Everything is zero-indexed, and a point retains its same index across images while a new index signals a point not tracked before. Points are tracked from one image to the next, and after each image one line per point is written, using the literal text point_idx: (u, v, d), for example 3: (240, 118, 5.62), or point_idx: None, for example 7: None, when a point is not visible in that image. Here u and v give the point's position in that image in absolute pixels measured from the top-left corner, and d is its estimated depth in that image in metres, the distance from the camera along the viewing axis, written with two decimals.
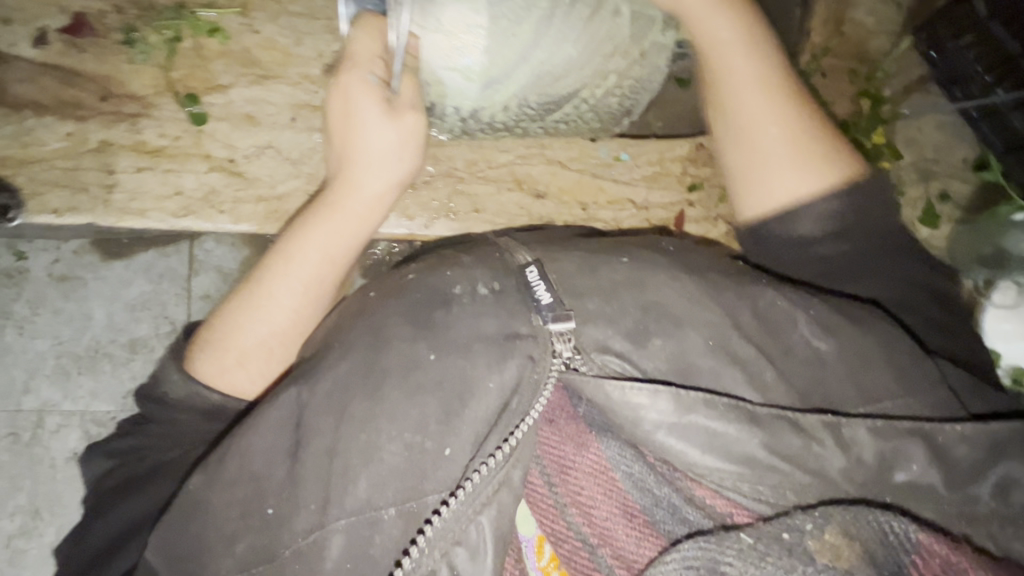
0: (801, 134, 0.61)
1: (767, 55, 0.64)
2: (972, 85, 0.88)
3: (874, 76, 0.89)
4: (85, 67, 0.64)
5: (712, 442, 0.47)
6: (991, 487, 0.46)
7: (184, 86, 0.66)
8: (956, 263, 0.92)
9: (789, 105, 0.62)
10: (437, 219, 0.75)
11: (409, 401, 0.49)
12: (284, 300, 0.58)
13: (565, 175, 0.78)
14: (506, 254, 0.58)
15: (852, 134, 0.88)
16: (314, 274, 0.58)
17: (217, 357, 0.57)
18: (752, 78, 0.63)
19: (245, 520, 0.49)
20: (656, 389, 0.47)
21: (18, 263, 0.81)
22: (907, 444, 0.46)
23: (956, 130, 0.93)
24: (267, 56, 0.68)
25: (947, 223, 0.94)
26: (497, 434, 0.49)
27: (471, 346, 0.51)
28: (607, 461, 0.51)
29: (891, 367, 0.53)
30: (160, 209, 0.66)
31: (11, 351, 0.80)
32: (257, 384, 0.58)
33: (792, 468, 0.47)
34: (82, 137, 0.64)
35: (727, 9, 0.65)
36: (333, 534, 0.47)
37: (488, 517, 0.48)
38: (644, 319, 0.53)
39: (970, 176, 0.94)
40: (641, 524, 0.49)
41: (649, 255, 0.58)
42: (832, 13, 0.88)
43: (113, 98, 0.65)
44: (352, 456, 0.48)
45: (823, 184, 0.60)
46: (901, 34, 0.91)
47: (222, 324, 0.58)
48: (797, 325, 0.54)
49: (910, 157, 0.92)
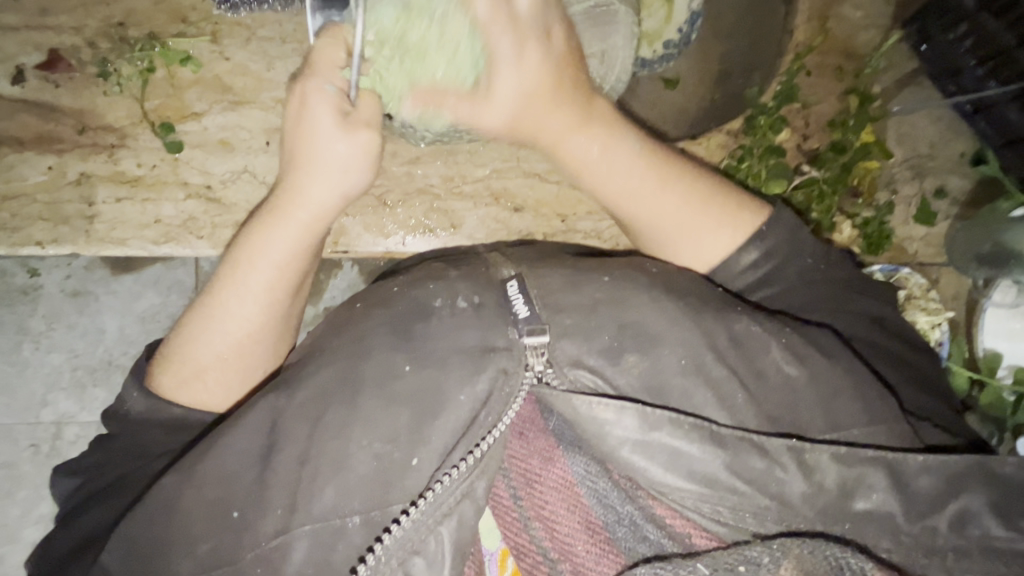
0: (694, 198, 0.61)
1: (613, 129, 0.61)
2: (963, 77, 0.86)
3: (863, 73, 0.87)
4: (62, 102, 0.66)
5: (676, 460, 0.47)
6: (948, 518, 0.46)
7: (158, 116, 0.67)
8: (952, 261, 0.90)
9: (676, 185, 0.62)
10: (415, 234, 0.76)
11: (381, 412, 0.49)
12: (235, 306, 0.56)
13: (542, 187, 0.78)
14: (491, 268, 0.57)
15: (838, 132, 0.86)
16: (263, 286, 0.56)
17: (177, 370, 0.57)
18: (620, 167, 0.61)
19: (211, 522, 0.48)
20: (623, 406, 0.47)
21: (31, 280, 0.76)
22: (869, 473, 0.46)
23: (954, 125, 0.90)
24: (240, 82, 0.69)
25: (945, 220, 0.91)
26: (464, 445, 0.48)
27: (448, 360, 0.50)
28: (573, 477, 0.50)
29: (854, 392, 0.53)
30: (140, 237, 0.68)
31: (30, 365, 0.76)
32: (216, 395, 0.58)
33: (753, 490, 0.47)
34: (61, 170, 0.66)
35: (586, 102, 0.60)
36: (297, 540, 0.47)
37: (449, 527, 0.47)
38: (619, 337, 0.52)
39: (967, 171, 0.90)
40: (600, 540, 0.49)
41: (632, 274, 0.56)
42: (817, 11, 0.86)
43: (91, 131, 0.66)
44: (320, 463, 0.48)
45: (732, 242, 0.61)
46: (889, 29, 0.88)
47: (181, 335, 0.58)
48: (769, 350, 0.53)
49: (901, 153, 0.90)
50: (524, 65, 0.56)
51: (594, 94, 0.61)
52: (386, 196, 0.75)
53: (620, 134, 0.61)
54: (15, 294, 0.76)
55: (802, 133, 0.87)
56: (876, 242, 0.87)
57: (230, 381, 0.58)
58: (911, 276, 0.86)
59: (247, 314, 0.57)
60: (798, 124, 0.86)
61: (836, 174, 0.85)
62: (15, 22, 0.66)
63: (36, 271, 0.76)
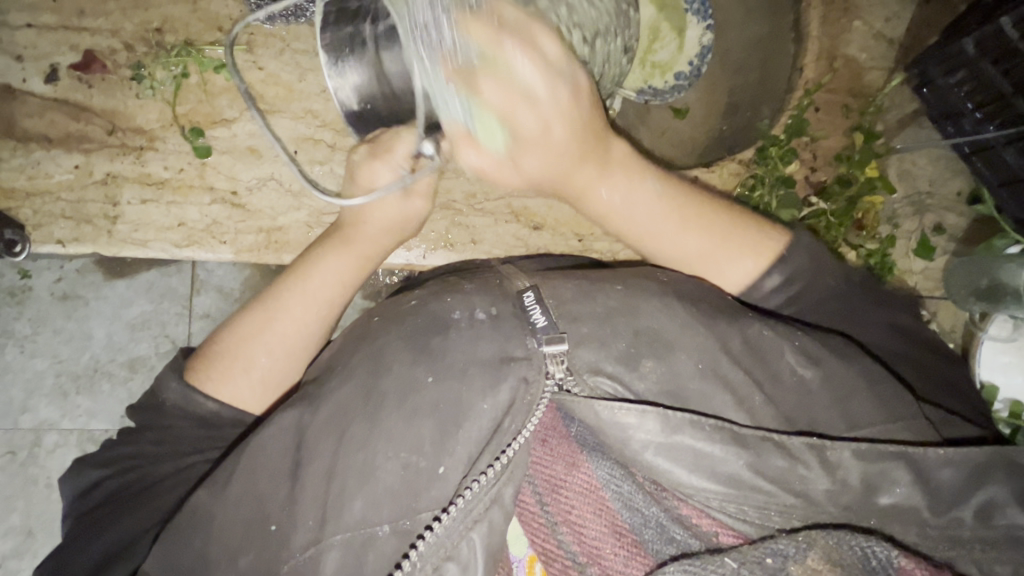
0: (713, 246, 0.61)
1: (633, 173, 0.60)
2: (963, 120, 0.90)
3: (867, 111, 0.90)
4: (95, 103, 0.66)
5: (700, 463, 0.48)
6: (972, 510, 0.47)
7: (189, 120, 0.68)
8: (952, 297, 0.94)
9: (695, 235, 0.61)
10: (436, 249, 0.76)
11: (405, 421, 0.49)
12: (282, 307, 0.58)
13: (561, 207, 0.80)
14: (505, 279, 0.57)
15: (844, 166, 0.89)
16: (308, 309, 0.59)
17: (220, 365, 0.57)
18: (648, 231, 0.61)
19: (249, 536, 0.49)
20: (644, 409, 0.48)
21: (21, 282, 0.74)
22: (891, 468, 0.47)
23: (951, 165, 0.95)
24: (271, 92, 0.70)
25: (943, 255, 0.95)
26: (489, 453, 0.49)
27: (468, 369, 0.51)
28: (598, 481, 0.51)
29: (869, 391, 0.54)
30: (162, 239, 0.67)
31: (10, 370, 0.75)
32: (257, 395, 0.58)
33: (776, 488, 0.48)
34: (88, 169, 0.66)
35: (602, 172, 0.58)
36: (329, 549, 0.47)
37: (480, 533, 0.48)
38: (636, 343, 0.53)
39: (964, 210, 0.95)
40: (629, 543, 0.49)
41: (642, 281, 0.57)
42: (826, 50, 0.90)
43: (120, 132, 0.67)
44: (348, 475, 0.48)
45: (756, 273, 0.61)
46: (893, 71, 0.92)
47: (232, 334, 0.58)
48: (783, 353, 0.55)
49: (903, 190, 0.94)
50: (542, 116, 0.52)
51: (607, 133, 0.57)
52: None
53: (637, 187, 0.60)
54: (3, 295, 0.74)
55: (810, 165, 0.89)
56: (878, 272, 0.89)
57: (268, 382, 0.58)
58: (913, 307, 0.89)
59: (291, 313, 0.58)
60: (806, 157, 0.89)
61: (842, 207, 0.88)
62: (52, 22, 0.66)
63: (28, 272, 0.75)
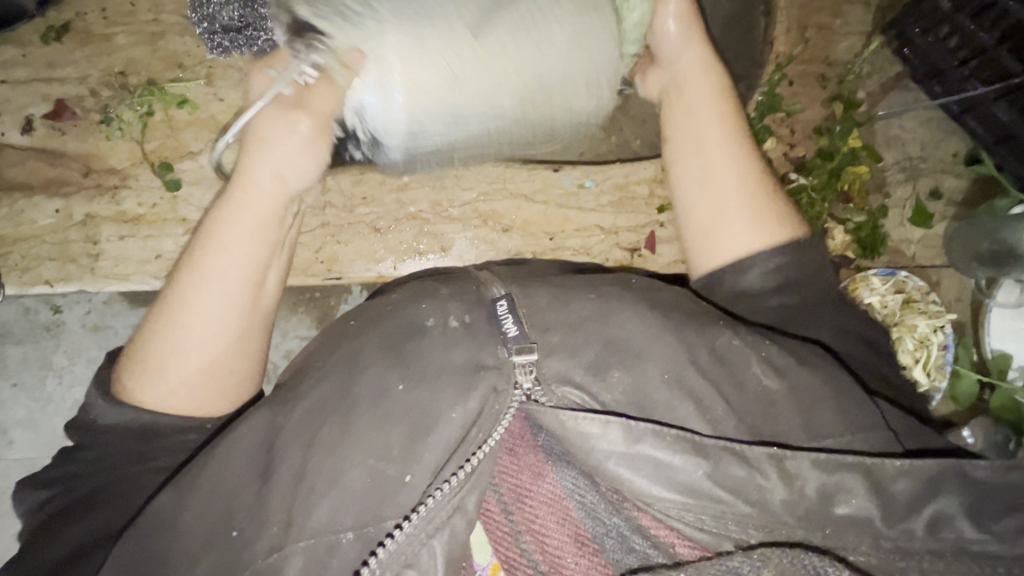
0: (757, 197, 0.63)
1: (734, 112, 0.67)
2: (948, 78, 0.86)
3: (846, 80, 0.87)
4: (69, 148, 0.70)
5: (659, 471, 0.47)
6: (924, 521, 0.46)
7: (158, 156, 0.71)
8: (953, 265, 0.89)
9: (748, 173, 0.65)
10: (405, 260, 0.77)
11: (376, 429, 0.50)
12: (187, 303, 0.55)
13: (529, 207, 0.80)
14: (480, 285, 0.56)
15: (825, 139, 0.86)
16: (217, 292, 0.54)
17: (140, 369, 0.55)
18: (720, 146, 0.65)
19: (212, 540, 0.48)
20: (608, 420, 0.47)
21: (55, 316, 0.80)
22: (848, 480, 0.46)
23: (942, 127, 0.90)
24: (234, 122, 0.72)
25: (942, 221, 0.90)
26: (456, 460, 0.49)
27: (440, 376, 0.51)
28: (562, 491, 0.50)
29: (834, 402, 0.52)
30: (143, 272, 0.70)
31: (52, 401, 0.79)
32: (192, 401, 0.56)
33: (734, 498, 0.47)
34: (68, 213, 0.70)
35: (719, 86, 0.68)
36: (291, 556, 0.47)
37: (440, 541, 0.48)
38: (605, 353, 0.52)
39: (962, 171, 0.90)
40: (589, 553, 0.48)
41: (613, 288, 0.56)
42: (797, 20, 0.86)
43: (94, 174, 0.70)
44: (315, 480, 0.48)
45: (764, 245, 0.62)
46: (871, 35, 0.88)
47: (146, 336, 0.56)
48: (750, 365, 0.53)
49: (892, 156, 0.89)
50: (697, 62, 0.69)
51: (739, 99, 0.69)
52: (378, 223, 0.77)
53: (729, 108, 0.67)
54: (40, 331, 0.80)
55: (788, 140, 0.86)
56: (870, 246, 0.86)
57: (194, 389, 0.56)
58: (909, 279, 0.84)
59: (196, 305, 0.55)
60: (783, 133, 0.86)
61: (824, 181, 0.85)
62: (24, 76, 0.70)
63: (59, 308, 0.80)
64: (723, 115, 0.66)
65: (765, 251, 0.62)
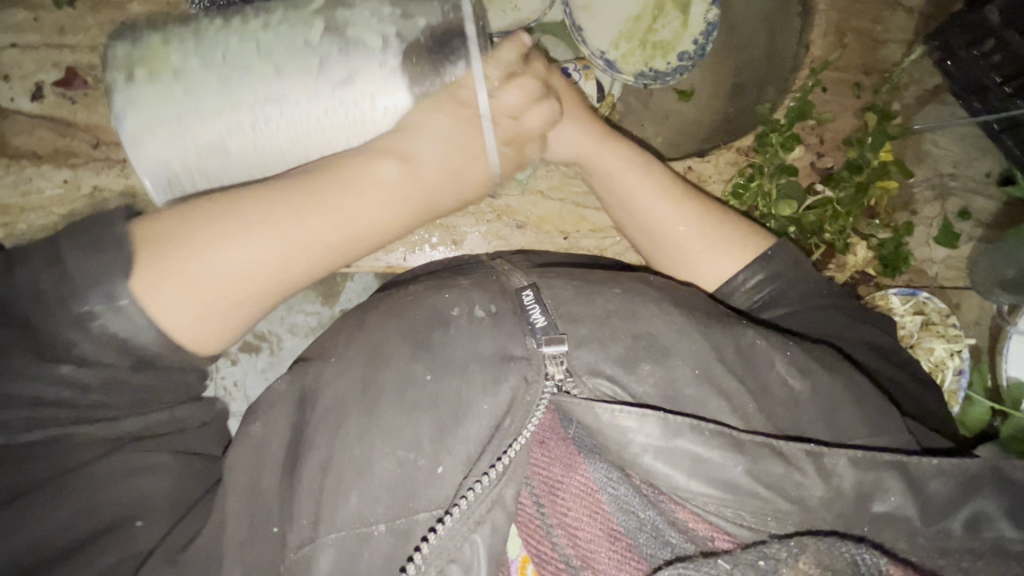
0: (707, 222, 0.64)
1: (617, 146, 0.68)
2: (989, 94, 0.83)
3: (880, 91, 0.84)
4: (79, 118, 0.71)
5: (698, 467, 0.45)
6: (961, 522, 0.45)
7: None
8: (974, 286, 0.87)
9: (690, 205, 0.65)
10: (415, 251, 0.76)
11: (404, 419, 0.46)
12: (305, 221, 0.47)
13: (544, 204, 0.78)
14: (502, 276, 0.55)
15: (854, 150, 0.82)
16: (260, 275, 0.46)
17: (178, 309, 0.43)
18: (649, 188, 0.66)
19: (252, 532, 0.47)
20: (644, 413, 0.45)
21: None
22: (885, 477, 0.45)
23: (978, 145, 0.89)
24: None
25: (968, 242, 0.89)
26: (491, 453, 0.46)
27: (467, 367, 0.48)
28: (595, 483, 0.48)
29: (856, 405, 0.51)
30: None
31: None
32: (182, 315, 0.43)
33: (773, 494, 0.45)
34: (76, 183, 0.71)
35: (574, 119, 0.68)
36: (321, 550, 0.44)
37: (482, 536, 0.45)
38: (634, 347, 0.49)
39: (994, 192, 0.88)
40: (622, 547, 0.46)
41: (640, 284, 0.54)
42: (833, 25, 0.82)
43: (103, 146, 0.71)
44: (343, 471, 0.45)
45: (740, 262, 0.63)
46: (913, 43, 0.85)
47: (205, 255, 0.43)
48: (773, 364, 0.52)
49: (922, 172, 0.87)
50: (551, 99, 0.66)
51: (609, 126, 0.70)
52: None
53: (616, 147, 0.69)
54: None
55: (815, 150, 0.83)
56: (891, 264, 0.83)
57: (217, 311, 0.45)
58: (930, 301, 0.82)
59: (353, 238, 0.50)
60: (811, 142, 0.83)
61: (850, 194, 0.81)
62: (34, 41, 0.71)
63: None
64: (625, 154, 0.68)
65: (745, 268, 0.63)
